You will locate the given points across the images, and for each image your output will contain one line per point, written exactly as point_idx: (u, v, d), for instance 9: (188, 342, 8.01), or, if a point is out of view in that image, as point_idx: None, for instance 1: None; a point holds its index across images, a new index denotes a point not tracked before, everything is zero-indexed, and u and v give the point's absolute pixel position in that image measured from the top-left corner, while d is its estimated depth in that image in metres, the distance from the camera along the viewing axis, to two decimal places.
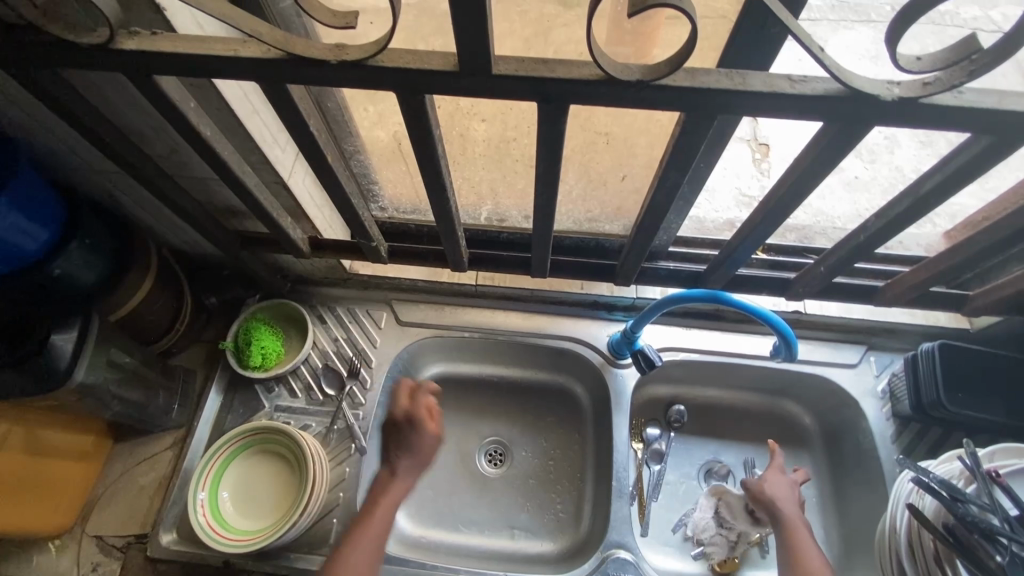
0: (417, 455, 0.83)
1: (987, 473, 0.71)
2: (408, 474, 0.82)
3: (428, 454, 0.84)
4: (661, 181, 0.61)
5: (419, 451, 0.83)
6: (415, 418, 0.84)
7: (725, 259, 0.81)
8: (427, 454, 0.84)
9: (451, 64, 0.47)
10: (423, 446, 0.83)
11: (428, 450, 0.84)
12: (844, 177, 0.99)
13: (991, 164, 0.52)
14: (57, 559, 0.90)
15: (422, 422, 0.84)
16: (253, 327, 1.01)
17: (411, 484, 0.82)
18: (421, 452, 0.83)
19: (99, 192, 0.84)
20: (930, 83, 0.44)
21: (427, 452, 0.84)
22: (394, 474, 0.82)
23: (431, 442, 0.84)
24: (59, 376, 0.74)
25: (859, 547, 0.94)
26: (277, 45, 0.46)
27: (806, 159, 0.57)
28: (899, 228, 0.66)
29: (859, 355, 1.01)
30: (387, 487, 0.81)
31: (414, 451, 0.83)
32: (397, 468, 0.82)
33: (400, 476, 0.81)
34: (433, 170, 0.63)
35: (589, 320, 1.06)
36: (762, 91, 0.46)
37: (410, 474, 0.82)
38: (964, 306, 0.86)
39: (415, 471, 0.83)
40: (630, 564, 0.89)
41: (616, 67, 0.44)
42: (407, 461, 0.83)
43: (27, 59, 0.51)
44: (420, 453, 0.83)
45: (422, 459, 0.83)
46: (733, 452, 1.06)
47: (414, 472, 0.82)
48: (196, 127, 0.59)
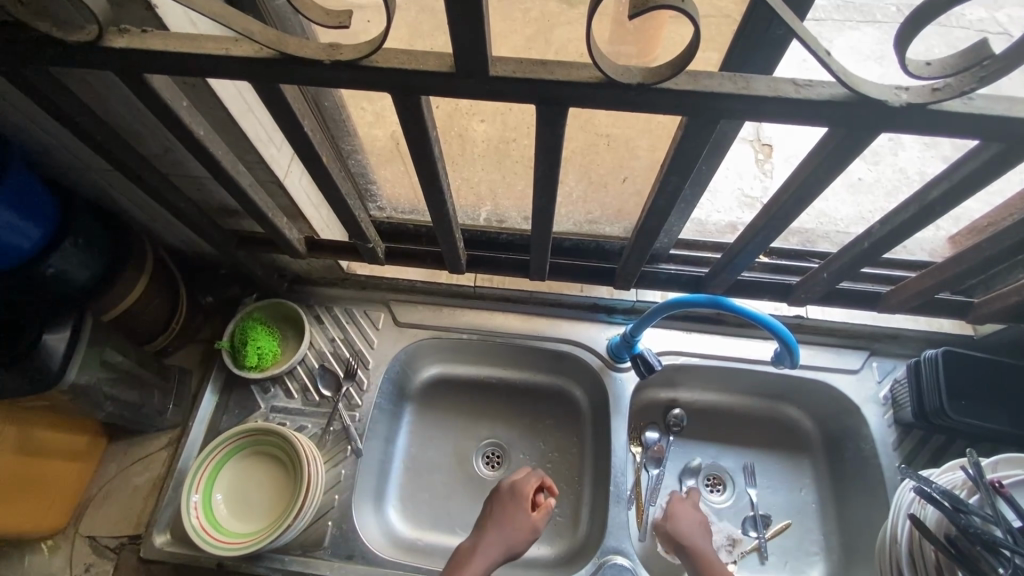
0: (509, 529, 0.86)
1: (990, 483, 0.69)
2: (494, 547, 0.84)
3: (524, 535, 0.86)
4: (662, 185, 0.60)
5: (516, 526, 0.86)
6: (516, 491, 0.89)
7: (726, 264, 0.79)
8: (523, 533, 0.86)
9: (447, 65, 0.46)
10: (524, 522, 0.87)
11: (524, 529, 0.86)
12: (848, 180, 0.97)
13: (1001, 172, 0.51)
14: (50, 559, 0.89)
15: (525, 495, 0.88)
16: (249, 327, 1.00)
17: (493, 559, 0.83)
18: (516, 528, 0.86)
19: (94, 190, 0.83)
20: (939, 89, 0.43)
21: (521, 531, 0.86)
22: (481, 544, 0.84)
23: (528, 522, 0.87)
24: (52, 377, 0.73)
25: (859, 555, 0.94)
26: (269, 45, 0.45)
27: (810, 164, 0.56)
28: (904, 235, 0.65)
29: (861, 361, 1.00)
30: (474, 554, 0.83)
31: (507, 523, 0.86)
32: (484, 540, 0.85)
33: (487, 547, 0.84)
34: (430, 172, 0.62)
35: (588, 322, 1.05)
36: (767, 96, 0.45)
37: (495, 549, 0.84)
38: (969, 313, 0.85)
39: (501, 550, 0.84)
40: (627, 569, 0.88)
41: (617, 69, 0.43)
42: (498, 533, 0.85)
43: (16, 56, 0.50)
44: (514, 529, 0.86)
45: (512, 537, 0.85)
46: (733, 457, 1.05)
47: (501, 550, 0.84)
48: (189, 127, 0.58)
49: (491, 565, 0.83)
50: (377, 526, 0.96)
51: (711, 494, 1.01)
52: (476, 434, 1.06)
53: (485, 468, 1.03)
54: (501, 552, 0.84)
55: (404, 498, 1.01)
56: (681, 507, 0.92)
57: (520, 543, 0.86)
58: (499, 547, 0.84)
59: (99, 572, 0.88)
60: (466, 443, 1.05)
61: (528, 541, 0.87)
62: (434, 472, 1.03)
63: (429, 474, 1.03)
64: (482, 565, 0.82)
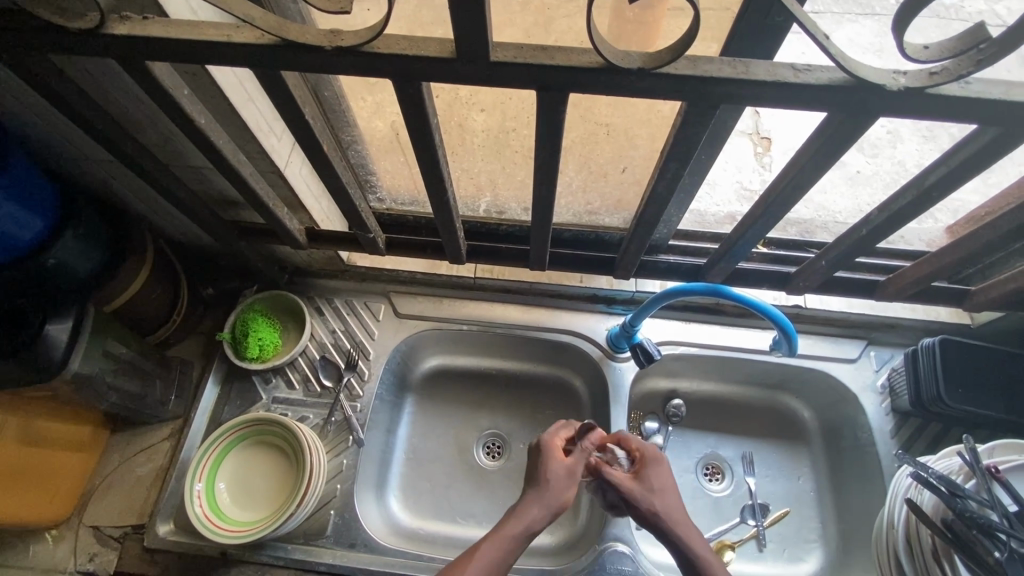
0: (549, 482, 0.69)
1: (986, 469, 0.71)
2: (537, 503, 0.67)
3: (568, 483, 0.70)
4: (662, 172, 0.60)
5: (555, 478, 0.70)
6: (540, 445, 0.73)
7: (725, 253, 0.80)
8: (564, 480, 0.70)
9: (447, 51, 0.46)
10: (560, 469, 0.70)
11: (565, 476, 0.70)
12: (846, 172, 0.98)
13: (998, 156, 0.51)
14: (54, 549, 0.90)
15: (551, 445, 0.73)
16: (251, 318, 1.00)
17: (537, 518, 0.66)
18: (556, 479, 0.70)
19: (93, 181, 0.83)
20: (936, 73, 0.43)
21: (564, 479, 0.70)
22: (521, 504, 0.68)
23: (564, 467, 0.70)
24: (54, 366, 0.73)
25: (857, 541, 0.94)
26: (271, 31, 0.45)
27: (809, 150, 0.56)
28: (902, 222, 0.65)
29: (859, 350, 1.01)
30: (514, 515, 0.67)
31: (545, 476, 0.70)
32: (524, 498, 0.68)
33: (526, 505, 0.67)
34: (430, 159, 0.62)
35: (588, 313, 1.05)
36: (766, 81, 0.45)
37: (538, 504, 0.67)
38: (965, 302, 0.86)
39: (549, 505, 0.68)
40: (628, 556, 0.88)
41: (616, 54, 0.44)
42: (537, 488, 0.69)
43: (16, 42, 0.50)
44: (556, 481, 0.69)
45: (557, 488, 0.69)
46: (731, 446, 1.06)
47: (545, 505, 0.67)
48: (190, 115, 0.58)
49: (542, 522, 0.67)
50: (378, 515, 0.97)
51: (710, 482, 1.02)
52: (477, 425, 1.07)
53: (486, 458, 1.04)
54: (546, 510, 0.67)
55: (405, 487, 1.01)
56: (656, 467, 0.71)
57: (566, 491, 0.69)
58: (545, 502, 0.68)
59: (103, 562, 0.89)
60: (466, 434, 1.06)
61: (572, 486, 0.70)
62: (435, 462, 1.03)
63: (430, 465, 1.03)
64: (529, 524, 0.66)
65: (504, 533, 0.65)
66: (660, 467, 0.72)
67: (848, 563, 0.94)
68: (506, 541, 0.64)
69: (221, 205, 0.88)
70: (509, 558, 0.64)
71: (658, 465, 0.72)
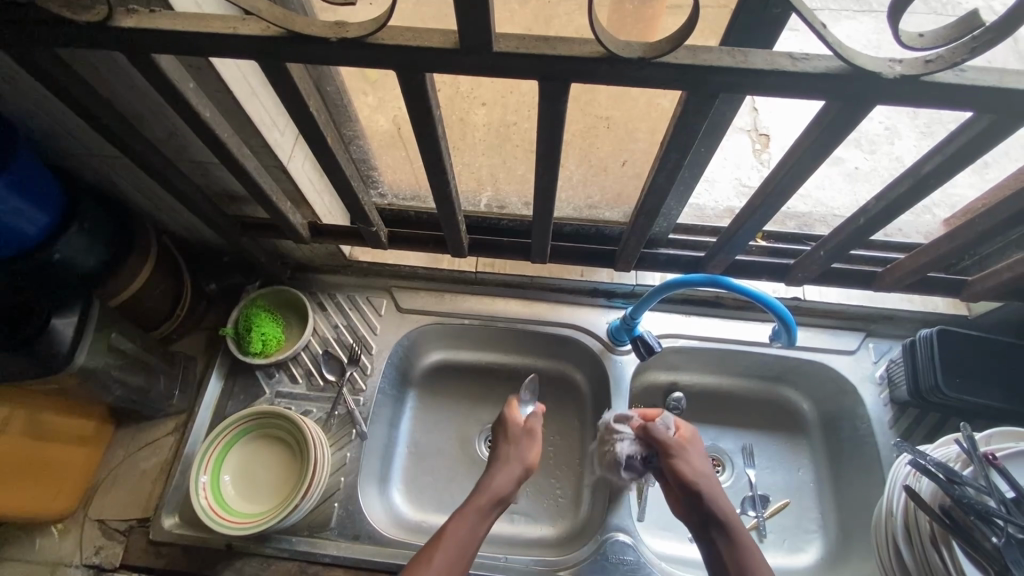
0: (512, 454, 0.89)
1: (984, 456, 0.72)
2: (502, 468, 0.88)
3: (527, 447, 0.91)
4: (662, 162, 0.61)
5: (515, 445, 0.91)
6: (502, 420, 0.94)
7: (724, 244, 0.81)
8: (523, 447, 0.91)
9: (451, 42, 0.47)
10: (519, 434, 0.93)
11: (523, 444, 0.91)
12: (844, 169, 0.99)
13: (993, 144, 0.52)
14: (60, 543, 0.90)
15: (512, 419, 0.94)
16: (253, 313, 1.00)
17: (503, 483, 0.86)
18: (517, 447, 0.90)
19: (97, 176, 0.84)
20: (931, 61, 0.44)
21: (524, 447, 0.91)
22: (490, 473, 0.88)
23: (521, 431, 0.93)
24: (60, 359, 0.74)
25: (855, 531, 0.95)
26: (277, 23, 0.46)
27: (807, 139, 0.57)
28: (898, 211, 0.66)
29: (858, 342, 1.02)
30: (486, 484, 0.86)
31: (508, 448, 0.90)
32: (492, 468, 0.88)
33: (493, 472, 0.87)
34: (433, 151, 0.63)
35: (589, 306, 1.06)
36: (765, 69, 0.46)
37: (502, 470, 0.87)
38: (962, 292, 0.87)
39: (513, 468, 0.88)
40: (629, 546, 0.89)
41: (618, 44, 0.44)
42: (501, 454, 0.90)
43: (23, 35, 0.51)
44: (517, 448, 0.90)
45: (518, 454, 0.90)
46: (731, 438, 1.06)
47: (508, 469, 0.88)
48: (195, 108, 0.59)
49: (508, 483, 0.86)
50: (382, 508, 0.97)
51: None
52: (479, 419, 1.08)
53: (488, 452, 1.04)
54: (509, 474, 0.87)
55: (408, 480, 1.02)
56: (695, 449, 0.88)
57: (525, 454, 0.90)
58: (507, 467, 0.88)
59: (108, 555, 0.89)
60: (468, 428, 1.07)
61: (531, 450, 0.91)
62: (437, 456, 1.04)
63: (432, 458, 1.04)
64: (496, 488, 0.85)
65: (477, 500, 0.83)
66: (696, 449, 0.88)
67: (847, 553, 0.95)
68: (477, 510, 0.82)
69: (225, 200, 0.89)
70: (483, 520, 0.82)
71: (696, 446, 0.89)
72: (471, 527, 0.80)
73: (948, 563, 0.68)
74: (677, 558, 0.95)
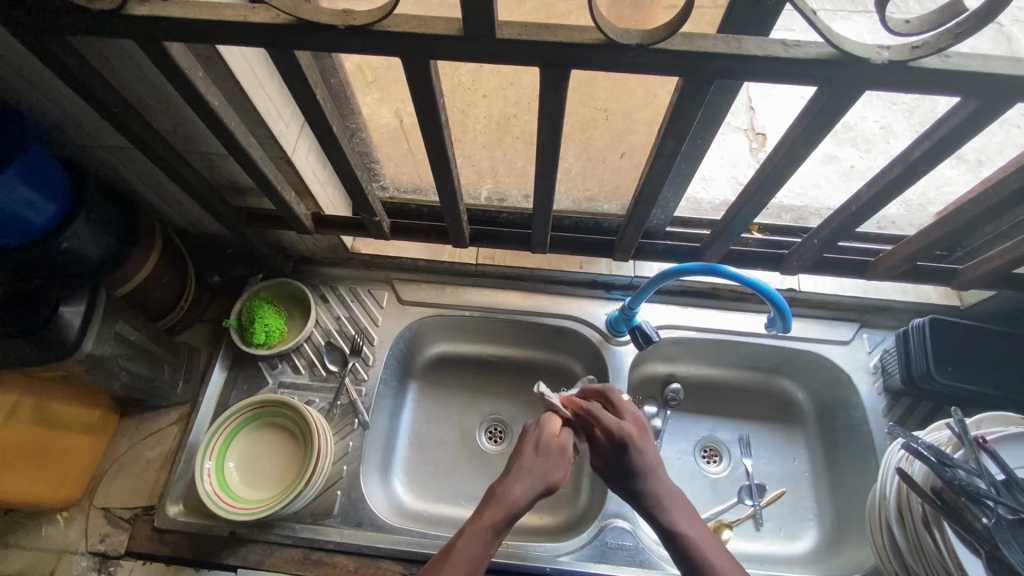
0: (537, 464, 0.74)
1: (975, 439, 0.73)
2: (524, 481, 0.73)
3: (558, 464, 0.75)
4: (659, 150, 0.62)
5: (545, 456, 0.76)
6: (538, 424, 0.79)
7: (720, 233, 0.82)
8: (554, 461, 0.75)
9: (455, 29, 0.49)
10: (552, 447, 0.77)
11: (556, 460, 0.75)
12: (839, 166, 1.01)
13: (979, 129, 0.54)
14: (66, 530, 0.91)
15: (549, 426, 0.79)
16: (257, 305, 1.02)
17: (528, 497, 0.71)
18: (545, 458, 0.75)
19: (103, 167, 0.85)
20: (918, 46, 0.46)
21: (555, 463, 0.75)
22: (507, 483, 0.73)
23: (555, 443, 0.77)
24: (68, 346, 0.74)
25: (851, 518, 0.97)
26: (286, 10, 0.48)
27: (800, 125, 0.58)
28: (889, 198, 0.68)
29: (852, 332, 1.03)
30: (502, 496, 0.71)
31: (536, 458, 0.75)
32: (510, 478, 0.73)
33: (512, 485, 0.72)
34: (436, 139, 0.64)
35: (587, 298, 1.08)
36: (758, 55, 0.47)
37: (524, 484, 0.72)
38: (953, 280, 0.88)
39: (536, 483, 0.73)
40: (628, 532, 0.91)
41: (616, 31, 0.46)
42: (524, 465, 0.74)
43: (37, 23, 0.52)
44: (546, 461, 0.75)
45: (546, 468, 0.74)
46: (728, 429, 1.08)
47: (533, 483, 0.73)
48: (204, 96, 0.60)
49: (527, 501, 0.71)
50: (383, 497, 0.98)
51: (708, 464, 1.04)
52: (479, 410, 1.09)
53: (488, 442, 1.06)
54: (535, 488, 0.72)
55: (409, 470, 1.03)
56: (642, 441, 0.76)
57: (556, 471, 0.75)
58: (530, 481, 0.73)
59: (114, 542, 0.90)
60: (468, 419, 1.08)
61: (563, 467, 0.76)
62: (438, 446, 1.05)
63: (433, 449, 1.05)
64: (515, 504, 0.70)
65: (490, 514, 0.69)
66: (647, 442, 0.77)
67: (843, 540, 0.96)
68: (488, 527, 0.68)
69: (230, 192, 0.90)
70: (494, 540, 0.68)
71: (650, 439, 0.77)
72: (477, 546, 0.66)
73: (940, 544, 0.69)
74: None
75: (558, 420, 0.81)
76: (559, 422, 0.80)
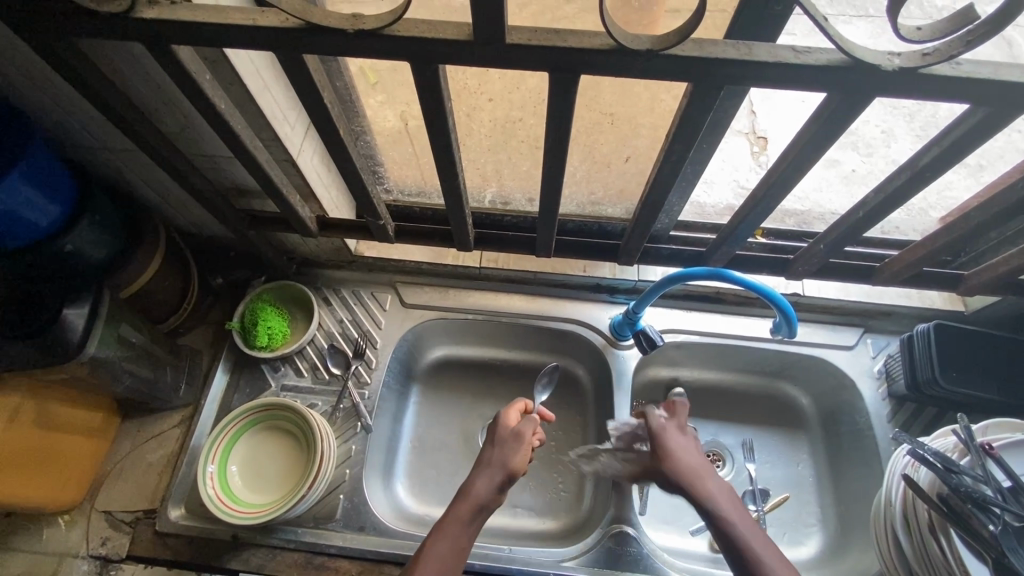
0: (494, 457, 0.78)
1: (981, 446, 0.73)
2: (485, 473, 0.76)
3: (516, 448, 0.79)
4: (667, 155, 0.62)
5: (501, 448, 0.80)
6: (492, 422, 0.83)
7: (726, 238, 0.82)
8: (510, 447, 0.79)
9: (465, 34, 0.49)
10: (506, 435, 0.81)
11: (512, 446, 0.79)
12: (841, 171, 1.01)
13: (988, 135, 0.54)
14: (67, 533, 0.91)
15: (503, 419, 0.83)
16: (260, 307, 1.01)
17: (489, 487, 0.75)
18: (502, 447, 0.80)
19: (108, 169, 0.85)
20: (929, 54, 0.46)
21: (513, 450, 0.79)
22: (469, 479, 0.76)
23: (509, 431, 0.81)
24: (71, 349, 0.74)
25: (855, 524, 0.96)
26: (295, 14, 0.47)
27: (808, 131, 0.58)
28: (896, 204, 0.68)
29: (856, 337, 1.03)
30: (465, 492, 0.74)
31: (494, 450, 0.79)
32: (473, 474, 0.77)
33: (474, 479, 0.76)
34: (443, 143, 0.64)
35: (590, 302, 1.07)
36: (769, 61, 0.47)
37: (485, 476, 0.76)
38: (959, 286, 0.88)
39: (496, 472, 0.76)
40: (633, 537, 0.90)
41: (627, 36, 0.46)
42: (483, 458, 0.79)
43: (46, 26, 0.52)
44: (503, 450, 0.79)
45: (503, 457, 0.78)
46: (731, 433, 1.08)
47: (492, 472, 0.76)
48: (211, 99, 0.60)
49: (490, 490, 0.74)
50: (385, 501, 0.98)
51: None
52: (482, 413, 1.09)
53: None
54: (496, 476, 0.76)
55: (411, 474, 1.03)
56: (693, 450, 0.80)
57: (514, 456, 0.78)
58: (490, 472, 0.76)
59: (115, 546, 0.90)
60: (471, 422, 1.07)
61: (522, 451, 0.79)
62: (441, 450, 1.05)
63: (436, 453, 1.05)
64: (476, 496, 0.73)
65: (458, 509, 0.72)
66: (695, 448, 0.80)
67: (847, 546, 0.96)
68: (458, 520, 0.71)
69: (234, 194, 0.90)
70: (465, 532, 0.71)
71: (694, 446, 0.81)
72: (449, 540, 0.69)
73: (947, 551, 0.69)
74: (678, 550, 0.96)
75: (515, 409, 0.86)
76: (516, 412, 0.85)
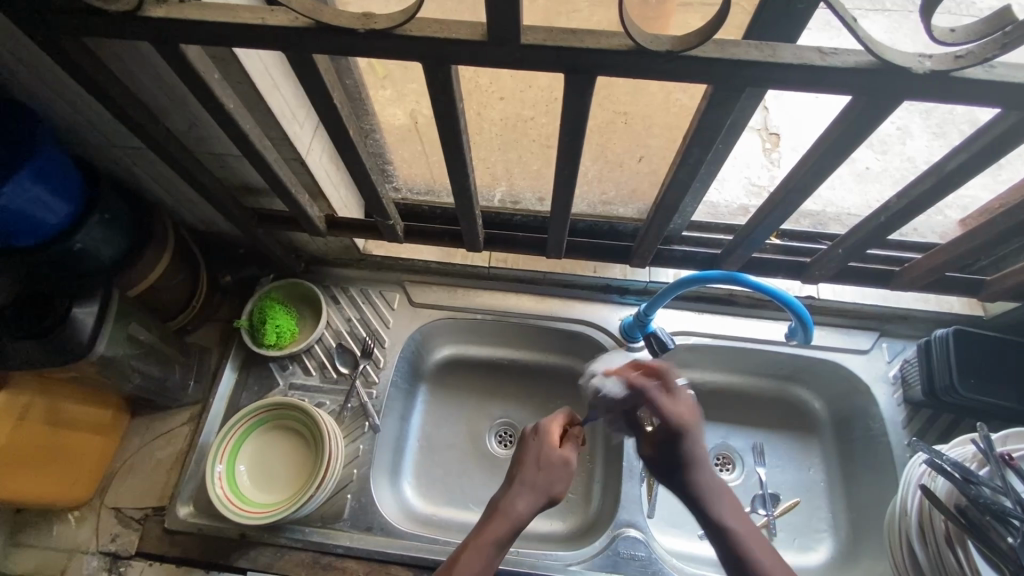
0: (538, 477, 0.72)
1: (1000, 456, 0.71)
2: (526, 494, 0.71)
3: (562, 476, 0.73)
4: (684, 157, 0.61)
5: (548, 470, 0.73)
6: (538, 434, 0.76)
7: (740, 242, 0.81)
8: (557, 474, 0.73)
9: (479, 34, 0.47)
10: (554, 458, 0.74)
11: (560, 473, 0.73)
12: (855, 168, 0.98)
13: (1021, 140, 0.52)
14: (76, 529, 0.92)
15: (549, 436, 0.75)
16: (268, 305, 1.01)
17: (530, 512, 0.70)
18: (546, 472, 0.72)
19: (117, 167, 0.85)
20: (961, 56, 0.44)
21: (559, 476, 0.73)
22: (508, 497, 0.71)
23: (558, 456, 0.74)
24: (81, 347, 0.74)
25: (868, 531, 0.95)
26: (305, 13, 0.46)
27: (833, 133, 0.56)
28: (919, 209, 0.66)
29: (871, 342, 1.01)
30: (505, 511, 0.70)
31: (538, 470, 0.73)
32: (512, 490, 0.71)
33: (516, 499, 0.70)
34: (454, 144, 0.63)
35: (601, 303, 1.06)
36: (793, 64, 0.46)
37: (527, 498, 0.71)
38: (981, 291, 0.87)
39: (538, 498, 0.71)
40: (641, 542, 0.89)
41: (646, 37, 0.45)
42: (526, 479, 0.72)
43: (56, 24, 0.52)
44: (548, 474, 0.73)
45: (548, 482, 0.72)
46: (742, 437, 1.06)
47: (536, 496, 0.71)
48: (220, 99, 0.59)
49: (531, 515, 0.70)
50: (392, 499, 0.97)
51: (721, 472, 1.03)
52: (490, 414, 1.08)
53: (499, 447, 1.05)
54: (539, 501, 0.71)
55: (418, 473, 1.03)
56: (693, 431, 0.73)
57: (558, 483, 0.73)
58: (533, 495, 0.71)
59: (124, 542, 0.90)
60: (479, 422, 1.07)
61: (566, 479, 0.73)
62: (448, 450, 1.04)
63: (443, 453, 1.04)
64: (518, 520, 0.69)
65: (493, 529, 0.68)
66: (697, 431, 0.74)
67: (859, 553, 0.94)
68: (494, 542, 0.67)
69: (242, 192, 0.89)
70: (498, 553, 0.67)
71: (698, 428, 0.74)
72: (484, 563, 0.66)
73: (963, 562, 0.67)
74: (687, 554, 0.95)
75: (559, 425, 0.77)
76: (560, 429, 0.77)
